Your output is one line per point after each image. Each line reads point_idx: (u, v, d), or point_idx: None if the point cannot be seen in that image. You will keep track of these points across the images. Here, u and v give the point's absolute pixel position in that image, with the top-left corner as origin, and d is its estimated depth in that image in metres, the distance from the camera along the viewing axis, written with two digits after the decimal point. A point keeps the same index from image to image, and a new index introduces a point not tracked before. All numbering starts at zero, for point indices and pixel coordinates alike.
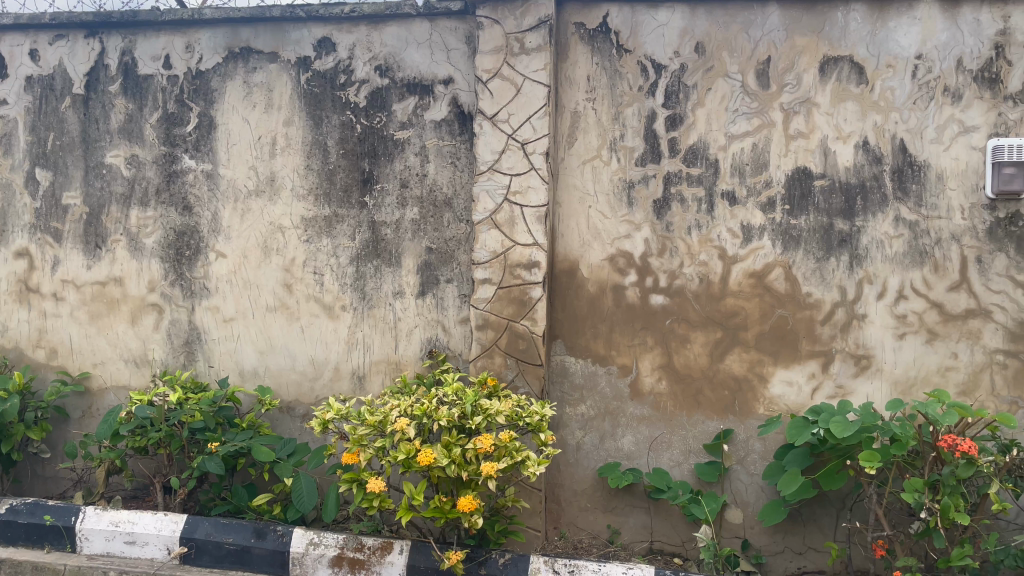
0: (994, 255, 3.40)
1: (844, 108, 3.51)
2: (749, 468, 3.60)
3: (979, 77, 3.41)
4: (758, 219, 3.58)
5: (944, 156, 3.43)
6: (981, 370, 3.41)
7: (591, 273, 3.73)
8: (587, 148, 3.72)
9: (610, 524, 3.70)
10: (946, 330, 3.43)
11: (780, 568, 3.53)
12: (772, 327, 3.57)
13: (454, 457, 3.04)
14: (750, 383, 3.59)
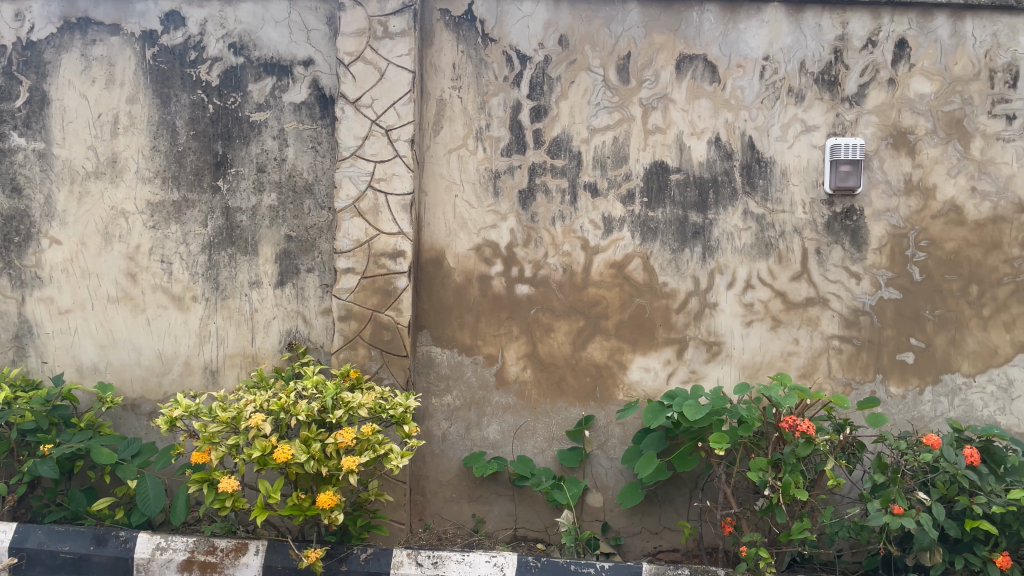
0: (831, 247, 3.63)
1: (698, 105, 3.65)
2: (609, 452, 3.70)
3: (819, 79, 3.63)
4: (619, 211, 3.67)
5: (788, 153, 3.63)
6: (820, 355, 3.64)
7: (457, 263, 3.71)
8: (452, 137, 3.69)
9: (475, 513, 3.70)
10: (789, 317, 3.65)
11: (638, 548, 3.66)
12: (631, 315, 3.68)
13: (313, 453, 2.94)
14: (610, 370, 3.69)
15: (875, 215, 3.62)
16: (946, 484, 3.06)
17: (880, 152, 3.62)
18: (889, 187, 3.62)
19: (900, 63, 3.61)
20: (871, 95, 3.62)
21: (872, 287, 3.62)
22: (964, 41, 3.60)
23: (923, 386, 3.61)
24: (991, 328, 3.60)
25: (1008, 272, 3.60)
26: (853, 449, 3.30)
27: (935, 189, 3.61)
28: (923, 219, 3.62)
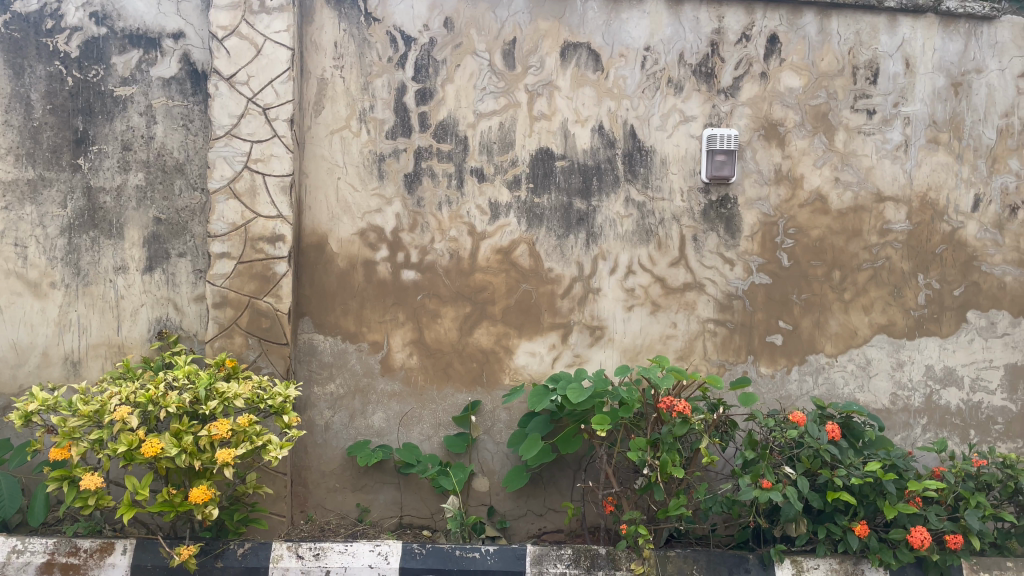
0: (707, 234, 3.76)
1: (582, 93, 3.70)
2: (495, 437, 3.71)
3: (697, 71, 3.74)
4: (505, 196, 3.67)
5: (668, 142, 3.74)
6: (696, 338, 3.78)
7: (340, 248, 3.62)
8: (335, 118, 3.60)
9: (360, 502, 3.65)
10: (667, 301, 3.76)
11: (523, 530, 3.71)
12: (517, 301, 3.70)
13: (185, 446, 2.82)
14: (496, 356, 3.70)
15: (748, 204, 3.78)
16: (810, 459, 3.24)
17: (752, 143, 3.77)
18: (760, 177, 3.78)
19: (772, 57, 3.77)
20: (745, 88, 3.76)
21: (745, 272, 3.78)
22: (829, 38, 3.79)
23: (790, 366, 3.81)
24: (851, 311, 3.83)
25: (866, 258, 3.84)
26: (726, 428, 3.44)
27: (802, 179, 3.80)
28: (792, 207, 3.80)
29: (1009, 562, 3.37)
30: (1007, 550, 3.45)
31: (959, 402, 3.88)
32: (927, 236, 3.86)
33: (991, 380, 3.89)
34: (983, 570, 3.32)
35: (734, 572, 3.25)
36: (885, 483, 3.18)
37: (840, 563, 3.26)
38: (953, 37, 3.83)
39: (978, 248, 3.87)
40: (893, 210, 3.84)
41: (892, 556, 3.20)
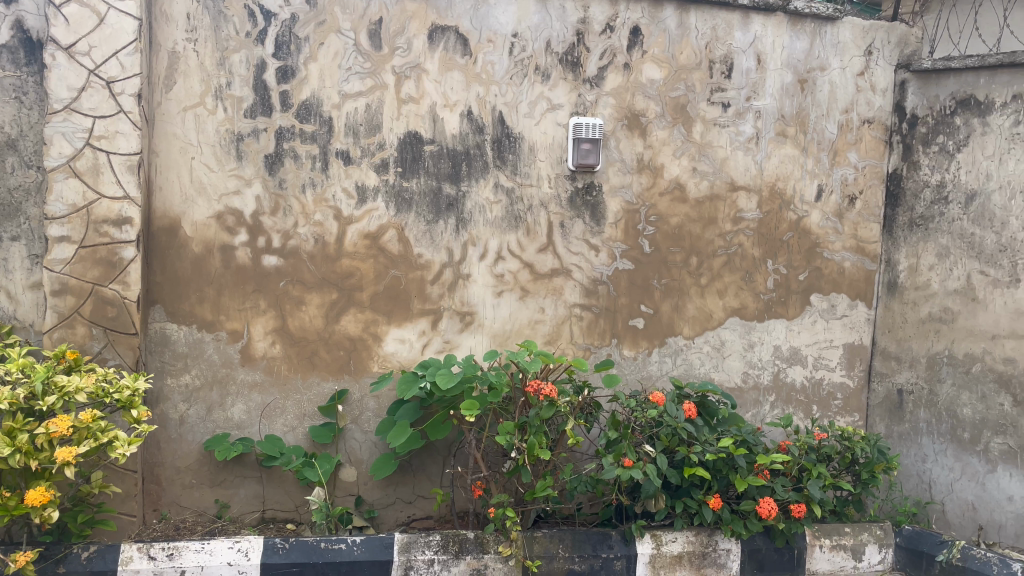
0: (574, 221, 3.83)
1: (451, 77, 3.67)
2: (363, 426, 3.65)
3: (563, 60, 3.79)
4: (372, 180, 3.60)
5: (535, 130, 3.77)
6: (563, 323, 3.85)
7: (195, 232, 3.43)
8: (188, 94, 3.40)
9: (218, 498, 3.50)
10: (535, 287, 3.81)
11: (391, 519, 3.68)
12: (385, 287, 3.64)
13: (19, 445, 2.60)
14: (364, 343, 3.63)
15: (612, 191, 3.87)
16: (668, 437, 3.38)
17: (616, 133, 3.87)
18: (624, 166, 3.88)
19: (635, 49, 3.87)
20: (609, 78, 3.85)
21: (609, 258, 3.89)
22: (688, 32, 3.93)
23: (651, 348, 3.96)
24: (707, 295, 4.02)
25: (721, 245, 4.03)
26: (591, 410, 3.55)
27: (663, 168, 3.94)
28: (653, 195, 3.93)
29: (847, 527, 3.67)
30: (845, 517, 3.75)
31: (803, 379, 4.18)
32: (776, 224, 4.09)
33: (831, 358, 4.20)
34: (823, 536, 3.58)
35: (599, 549, 3.36)
36: (736, 458, 3.37)
37: (696, 535, 3.44)
38: (800, 35, 4.06)
39: (820, 236, 4.15)
40: (745, 199, 4.05)
41: (742, 527, 3.40)
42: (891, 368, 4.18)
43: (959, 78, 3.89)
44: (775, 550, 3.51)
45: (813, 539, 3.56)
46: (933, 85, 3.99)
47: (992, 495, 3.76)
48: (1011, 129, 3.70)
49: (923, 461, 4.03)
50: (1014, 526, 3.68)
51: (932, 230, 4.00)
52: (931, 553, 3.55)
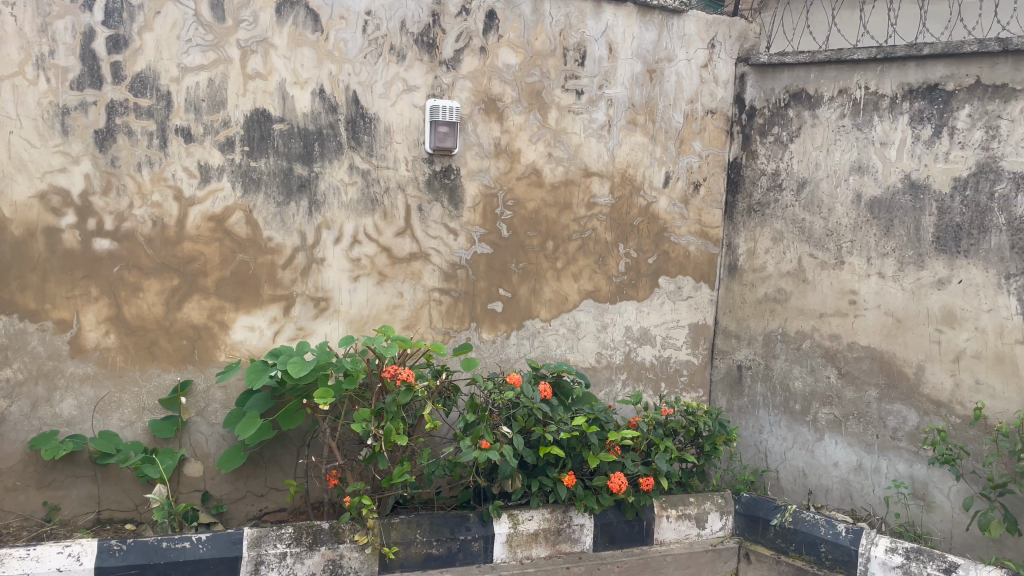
0: (431, 205, 3.80)
1: (301, 53, 3.52)
2: (209, 418, 3.48)
3: (419, 40, 3.73)
4: (217, 159, 3.41)
5: (391, 111, 3.70)
6: (421, 307, 3.82)
7: (15, 213, 3.15)
8: (3, 62, 3.09)
9: (47, 501, 3.24)
10: (393, 272, 3.75)
11: (241, 513, 3.53)
12: (232, 272, 3.47)
13: None
14: (209, 331, 3.45)
15: (469, 175, 3.87)
16: (525, 417, 3.44)
17: (473, 116, 3.86)
18: (481, 150, 3.88)
19: (490, 33, 3.87)
20: (465, 61, 3.83)
21: (468, 242, 3.88)
22: (543, 18, 3.96)
23: (509, 331, 4.00)
24: (563, 278, 4.11)
25: (576, 230, 4.12)
26: (449, 393, 3.53)
27: (519, 153, 3.97)
28: (510, 180, 3.96)
29: (691, 497, 3.86)
30: (689, 487, 3.95)
31: (653, 357, 4.36)
32: (627, 210, 4.23)
33: (677, 337, 4.42)
34: (669, 507, 3.76)
35: (456, 532, 3.37)
36: (588, 435, 3.47)
37: (551, 512, 3.53)
38: (649, 26, 4.19)
39: (668, 221, 4.32)
40: (598, 185, 4.16)
41: (595, 501, 3.54)
42: (732, 345, 4.44)
43: (792, 73, 4.15)
44: (625, 523, 3.65)
45: (661, 510, 3.73)
46: (770, 79, 4.24)
47: (820, 461, 4.08)
48: (837, 122, 3.99)
49: (760, 432, 4.32)
50: (839, 489, 4.01)
51: (768, 215, 4.27)
52: (766, 518, 3.81)
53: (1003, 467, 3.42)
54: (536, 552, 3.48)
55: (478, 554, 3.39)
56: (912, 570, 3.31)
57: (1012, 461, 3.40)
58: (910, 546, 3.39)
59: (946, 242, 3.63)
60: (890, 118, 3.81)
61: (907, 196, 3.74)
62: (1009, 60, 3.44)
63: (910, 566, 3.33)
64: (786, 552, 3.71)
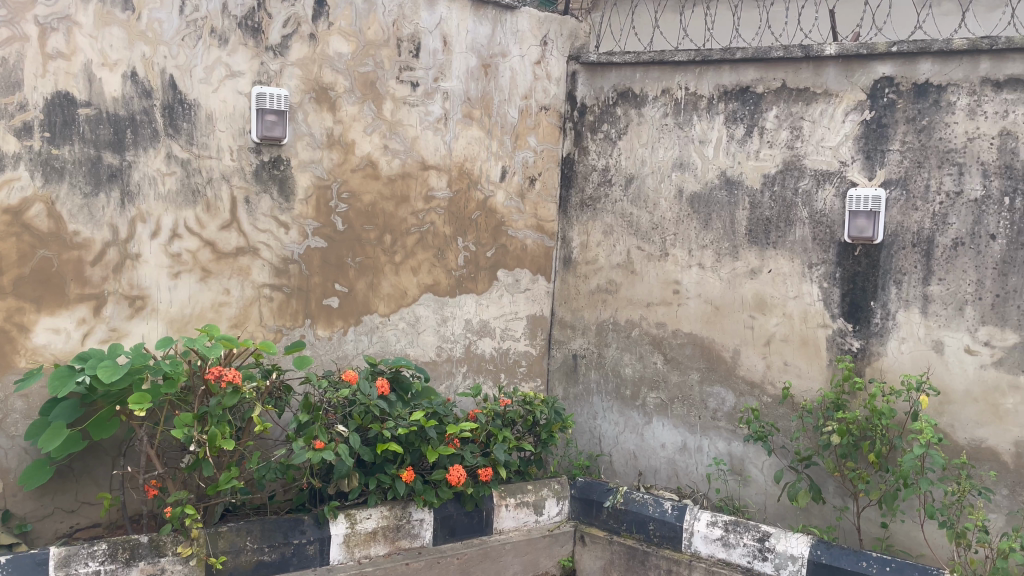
0: (259, 196, 3.63)
1: (109, 33, 3.25)
2: (8, 430, 3.15)
3: (243, 24, 3.55)
4: (12, 145, 3.09)
5: (212, 98, 3.50)
6: (251, 304, 3.65)
7: None
8: None
9: None
10: (219, 267, 3.56)
11: (49, 532, 3.24)
12: (33, 270, 3.16)
13: None
14: (6, 335, 3.12)
15: (300, 166, 3.73)
16: (361, 415, 3.37)
17: (303, 105, 3.72)
18: (313, 140, 3.75)
19: (320, 19, 3.74)
20: (294, 48, 3.68)
21: (300, 236, 3.75)
22: (375, 7, 3.88)
23: (346, 327, 3.90)
24: (402, 273, 4.05)
25: (414, 223, 4.08)
26: (280, 393, 3.40)
27: (354, 144, 3.87)
28: (344, 172, 3.85)
29: (529, 485, 3.94)
30: (527, 475, 4.02)
31: (492, 350, 4.41)
32: (465, 203, 4.24)
33: (516, 329, 4.49)
34: (508, 496, 3.82)
35: (290, 536, 3.25)
36: (427, 430, 3.45)
37: (390, 509, 3.48)
38: (483, 21, 4.22)
39: (505, 215, 4.38)
40: (435, 178, 4.13)
41: (434, 496, 3.52)
42: (567, 335, 4.58)
43: (619, 72, 4.31)
44: (465, 514, 3.66)
45: (500, 500, 3.78)
46: (599, 77, 4.39)
47: (649, 443, 4.28)
48: (661, 120, 4.19)
49: (594, 418, 4.48)
50: (666, 469, 4.23)
51: (599, 210, 4.42)
52: (599, 500, 3.95)
53: (808, 441, 3.73)
54: (374, 550, 3.43)
55: (313, 558, 3.29)
56: (731, 542, 3.57)
57: (815, 435, 3.71)
58: (728, 519, 3.64)
59: (757, 235, 3.90)
60: (707, 118, 4.04)
61: (724, 191, 3.99)
62: (810, 66, 3.74)
63: (729, 537, 3.58)
64: (618, 532, 3.88)
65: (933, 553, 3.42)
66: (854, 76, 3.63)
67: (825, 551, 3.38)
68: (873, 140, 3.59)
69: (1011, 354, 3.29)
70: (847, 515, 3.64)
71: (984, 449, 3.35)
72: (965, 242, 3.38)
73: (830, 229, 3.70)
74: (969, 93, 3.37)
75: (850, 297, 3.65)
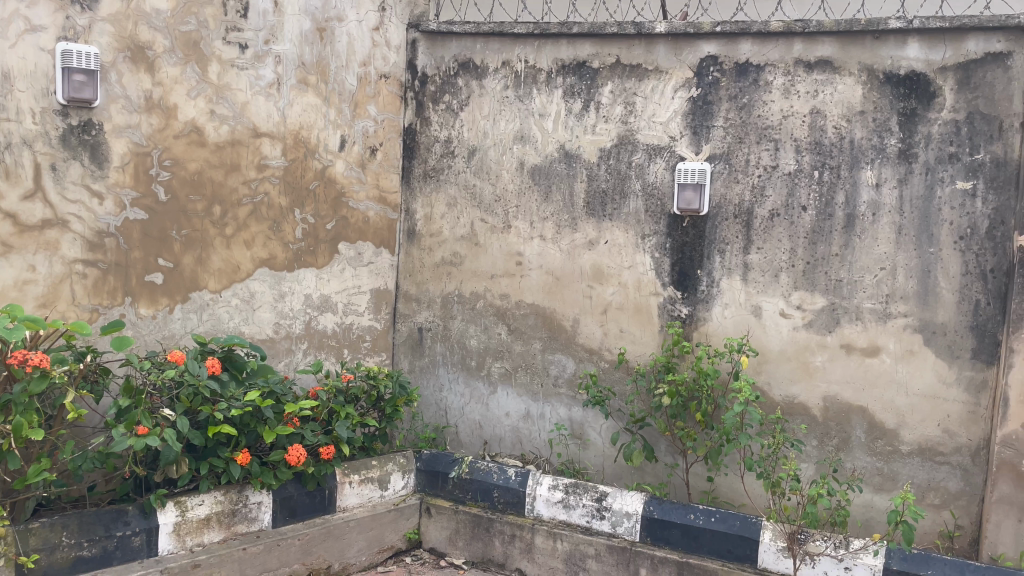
0: (68, 163, 3.32)
1: None
2: None
3: None
4: None
5: (9, 53, 3.14)
6: (61, 282, 3.34)
7: None
8: None
9: None
10: (21, 242, 3.23)
11: None
12: None
13: None
14: None
15: (115, 131, 3.44)
16: (190, 397, 3.17)
17: (117, 65, 3.42)
18: (129, 103, 3.47)
19: None
20: (105, 2, 3.37)
21: (116, 207, 3.47)
22: None
23: (172, 305, 3.67)
24: (234, 247, 3.85)
25: (245, 193, 3.88)
26: (97, 377, 3.14)
27: (176, 109, 3.61)
28: (166, 138, 3.59)
29: (373, 461, 3.90)
30: (372, 451, 3.96)
31: (334, 325, 4.29)
32: (301, 173, 4.07)
33: (359, 303, 4.39)
34: (352, 473, 3.76)
35: (112, 528, 3.03)
36: (263, 410, 3.31)
37: (224, 494, 3.33)
38: None
39: (345, 185, 4.25)
40: (269, 146, 3.94)
41: (272, 477, 3.40)
42: (412, 309, 4.54)
43: (459, 43, 4.28)
44: (307, 495, 3.57)
45: (343, 477, 3.71)
46: (439, 47, 4.33)
47: (493, 413, 4.34)
48: (501, 92, 4.20)
49: (440, 390, 4.48)
50: (510, 437, 4.31)
51: (442, 181, 4.39)
52: (445, 471, 3.98)
53: (642, 403, 3.91)
54: (208, 537, 3.27)
55: (139, 550, 3.09)
56: (571, 503, 3.70)
57: (648, 398, 3.90)
58: (568, 481, 3.77)
59: (595, 207, 4.01)
60: (546, 91, 4.09)
61: (563, 164, 4.07)
62: (642, 43, 3.86)
63: (569, 499, 3.71)
64: (463, 502, 3.93)
65: (753, 502, 3.70)
66: (682, 54, 3.79)
67: (657, 507, 3.57)
68: (699, 116, 3.77)
69: (819, 317, 3.59)
70: (677, 472, 3.86)
71: (796, 404, 3.65)
72: (781, 214, 3.63)
73: (661, 201, 3.86)
74: (784, 74, 3.60)
75: (679, 266, 3.83)
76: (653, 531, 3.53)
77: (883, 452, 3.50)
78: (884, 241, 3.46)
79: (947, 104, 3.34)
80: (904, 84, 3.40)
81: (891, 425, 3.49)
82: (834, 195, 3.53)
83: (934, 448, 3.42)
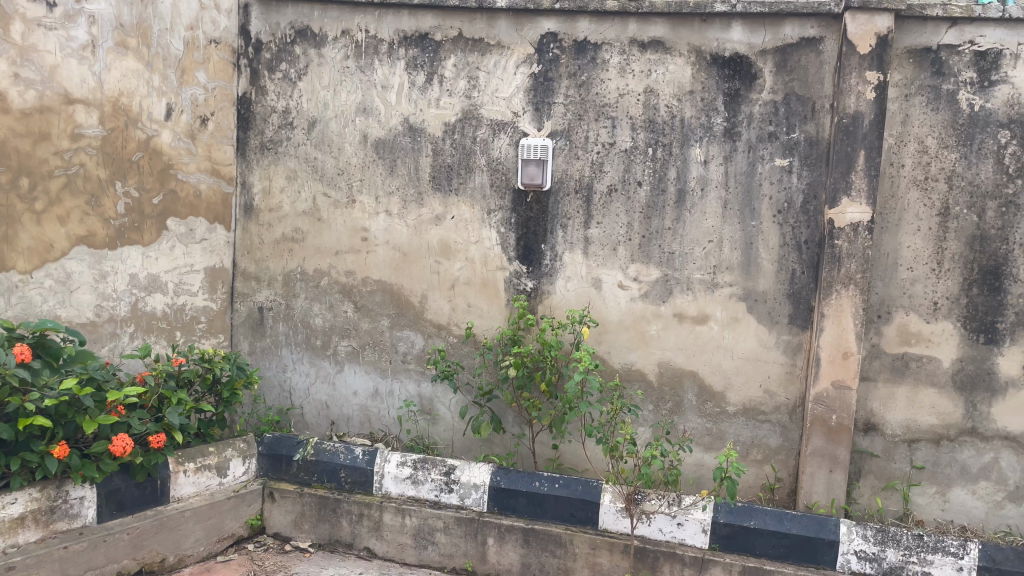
0: None
1: None
2: None
3: None
4: None
5: None
6: None
7: None
8: None
9: None
10: None
11: None
12: None
13: None
14: None
15: None
16: None
17: None
18: None
19: None
20: None
21: None
22: None
23: None
24: (45, 224, 3.53)
25: (58, 165, 3.56)
26: None
27: None
28: None
29: (211, 447, 3.74)
30: (208, 437, 3.79)
31: (164, 306, 4.06)
32: (122, 143, 3.79)
33: (192, 283, 4.17)
34: (186, 461, 3.58)
35: None
36: (81, 399, 3.06)
37: (41, 491, 3.08)
38: None
39: (173, 156, 4.00)
40: (83, 113, 3.63)
41: (95, 470, 3.17)
42: (251, 287, 4.35)
43: (296, 9, 4.10)
44: (136, 486, 3.37)
45: (176, 466, 3.53)
46: (274, 12, 4.13)
47: (340, 392, 4.26)
48: (342, 62, 4.07)
49: (283, 371, 4.33)
50: (358, 416, 4.25)
51: (281, 153, 4.22)
52: (289, 454, 3.88)
53: (489, 376, 3.96)
54: (23, 538, 3.01)
55: None
56: (419, 478, 3.70)
57: (495, 370, 3.95)
58: (417, 457, 3.78)
59: (440, 181, 3.99)
60: (388, 63, 4.01)
61: (407, 138, 4.01)
62: (484, 17, 3.85)
63: (417, 475, 3.72)
64: (309, 484, 3.85)
65: (594, 466, 3.86)
66: (523, 30, 3.81)
67: (504, 476, 3.63)
68: (540, 92, 3.82)
69: (654, 288, 3.76)
70: (524, 441, 3.96)
71: (634, 370, 3.82)
72: (618, 189, 3.76)
73: (506, 176, 3.89)
74: (620, 53, 3.71)
75: (524, 241, 3.89)
76: (500, 500, 3.60)
77: (712, 414, 3.74)
78: (712, 215, 3.66)
79: (767, 86, 3.56)
80: (729, 65, 3.59)
81: (719, 388, 3.72)
82: (667, 171, 3.69)
83: (756, 408, 3.69)
